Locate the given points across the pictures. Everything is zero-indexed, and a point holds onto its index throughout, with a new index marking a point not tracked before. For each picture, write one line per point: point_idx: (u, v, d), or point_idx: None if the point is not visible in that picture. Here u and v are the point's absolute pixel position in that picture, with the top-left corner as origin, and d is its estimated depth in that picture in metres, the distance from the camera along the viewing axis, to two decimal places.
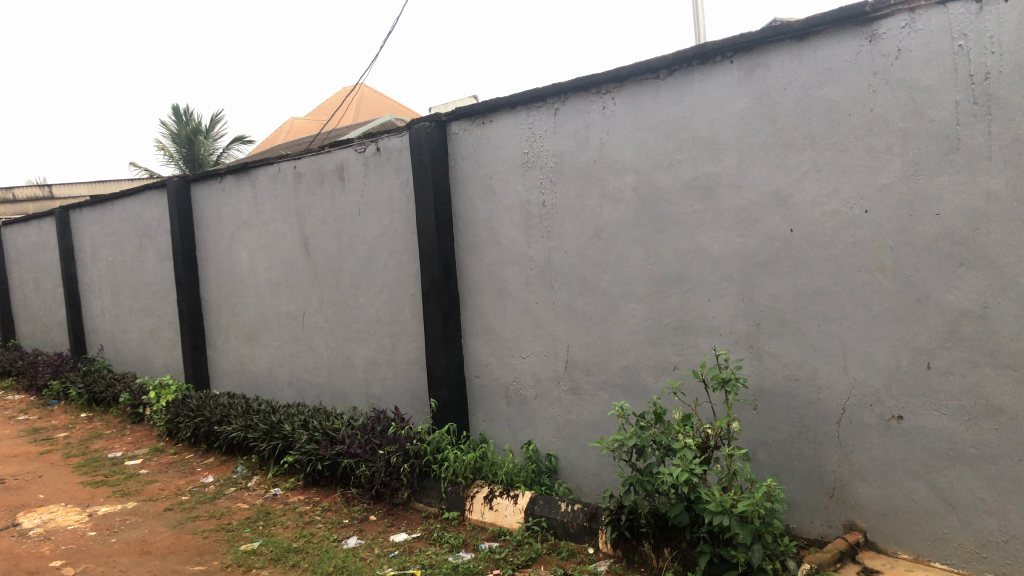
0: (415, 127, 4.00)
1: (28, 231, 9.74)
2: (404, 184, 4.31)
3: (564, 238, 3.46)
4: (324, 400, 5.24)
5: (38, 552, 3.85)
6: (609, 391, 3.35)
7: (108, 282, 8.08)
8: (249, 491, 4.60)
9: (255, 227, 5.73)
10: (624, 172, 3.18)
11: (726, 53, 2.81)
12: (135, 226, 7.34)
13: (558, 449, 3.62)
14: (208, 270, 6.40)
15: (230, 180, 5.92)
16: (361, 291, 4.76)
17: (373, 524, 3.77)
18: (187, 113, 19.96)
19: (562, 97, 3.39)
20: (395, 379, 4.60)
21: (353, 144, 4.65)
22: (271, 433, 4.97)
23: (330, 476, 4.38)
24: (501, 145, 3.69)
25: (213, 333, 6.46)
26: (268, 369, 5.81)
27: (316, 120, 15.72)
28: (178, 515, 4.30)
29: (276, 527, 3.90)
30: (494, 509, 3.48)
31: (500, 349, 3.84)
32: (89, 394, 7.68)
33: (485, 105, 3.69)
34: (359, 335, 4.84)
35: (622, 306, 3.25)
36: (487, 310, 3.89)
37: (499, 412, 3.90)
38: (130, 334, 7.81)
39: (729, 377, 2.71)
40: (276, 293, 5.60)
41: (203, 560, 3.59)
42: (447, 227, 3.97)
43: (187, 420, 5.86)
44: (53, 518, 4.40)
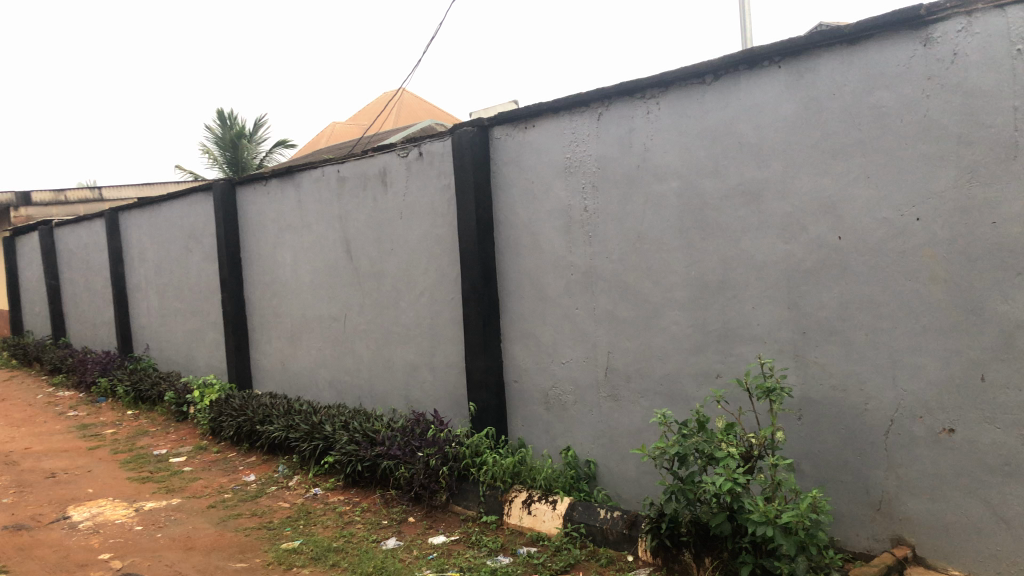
0: (457, 132, 4.02)
1: (79, 232, 9.99)
2: (446, 188, 4.33)
3: (606, 244, 3.45)
4: (364, 402, 5.29)
5: (87, 545, 3.94)
6: (650, 398, 3.33)
7: (155, 282, 8.25)
8: (290, 490, 4.66)
9: (298, 229, 5.80)
10: (668, 178, 3.17)
11: (773, 58, 2.78)
12: (182, 228, 7.49)
13: (598, 455, 3.61)
14: (251, 271, 6.49)
15: (275, 183, 6.01)
16: (402, 294, 4.80)
17: (412, 526, 3.79)
18: (233, 117, 20.32)
19: (606, 102, 3.39)
20: (434, 382, 4.62)
21: (396, 148, 4.69)
22: (312, 433, 5.03)
23: (369, 477, 4.41)
24: (543, 150, 3.70)
25: (256, 333, 6.55)
26: (310, 370, 5.87)
27: (358, 125, 15.88)
28: (221, 512, 4.37)
29: (317, 526, 3.94)
30: (532, 514, 3.47)
31: (539, 354, 3.84)
32: (136, 392, 7.85)
33: (529, 110, 3.70)
34: (399, 338, 4.87)
35: (664, 313, 3.23)
36: (527, 315, 3.89)
37: (538, 417, 3.90)
38: (176, 334, 7.96)
39: (775, 386, 2.67)
40: (319, 295, 5.67)
41: (245, 557, 3.63)
42: (489, 231, 3.98)
43: (230, 419, 5.95)
44: (101, 512, 4.50)
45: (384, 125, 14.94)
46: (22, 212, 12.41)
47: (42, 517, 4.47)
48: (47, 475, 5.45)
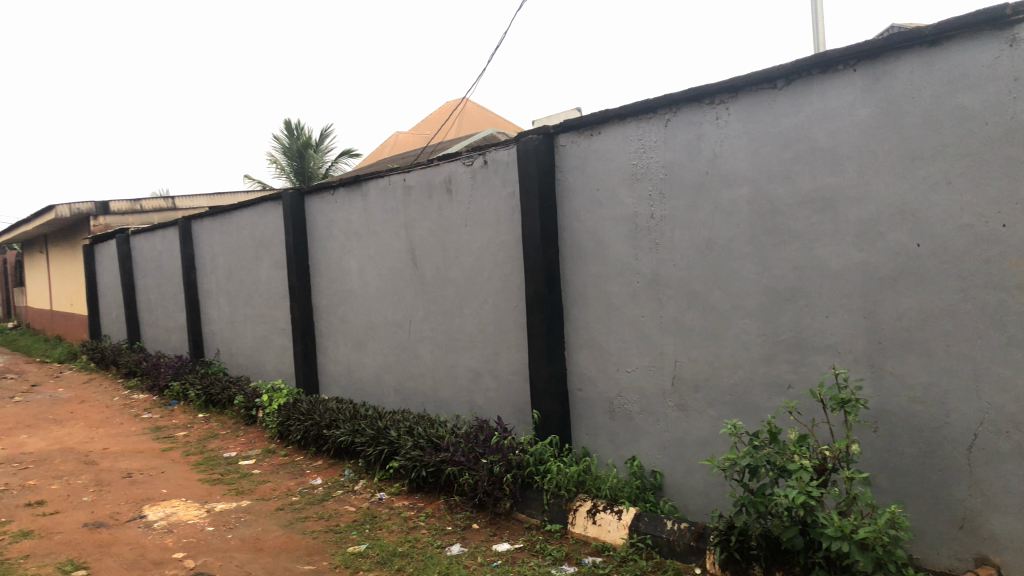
0: (522, 139, 4.03)
1: (154, 240, 10.33)
2: (511, 196, 4.34)
3: (673, 252, 3.41)
4: (428, 408, 5.33)
5: (162, 543, 4.05)
6: (718, 408, 3.28)
7: (226, 289, 8.47)
8: (356, 494, 4.72)
9: (364, 237, 5.89)
10: (738, 184, 3.12)
11: (848, 61, 2.72)
12: (252, 236, 7.67)
13: (663, 465, 3.57)
14: (319, 278, 6.62)
15: (343, 192, 6.11)
16: (466, 302, 4.83)
17: (476, 532, 3.81)
18: (300, 127, 20.80)
19: (674, 108, 3.35)
20: (497, 389, 4.63)
21: (461, 157, 4.72)
22: (377, 438, 5.09)
23: (434, 482, 4.44)
24: (609, 157, 3.68)
25: (323, 339, 6.67)
26: (375, 376, 5.95)
27: (420, 134, 16.07)
28: (289, 515, 4.45)
29: (382, 531, 3.99)
30: (597, 523, 3.45)
31: (604, 362, 3.82)
32: (207, 396, 8.07)
33: (595, 117, 3.69)
34: (463, 345, 4.90)
35: (733, 321, 3.18)
36: (592, 323, 3.87)
37: (602, 426, 3.87)
38: (245, 339, 8.16)
39: (849, 397, 2.59)
40: (384, 302, 5.74)
41: (313, 559, 3.69)
42: (553, 239, 3.98)
43: (297, 423, 6.06)
44: (175, 512, 4.64)
45: (447, 133, 15.11)
46: (101, 221, 12.92)
47: (119, 515, 4.62)
48: (124, 475, 5.64)
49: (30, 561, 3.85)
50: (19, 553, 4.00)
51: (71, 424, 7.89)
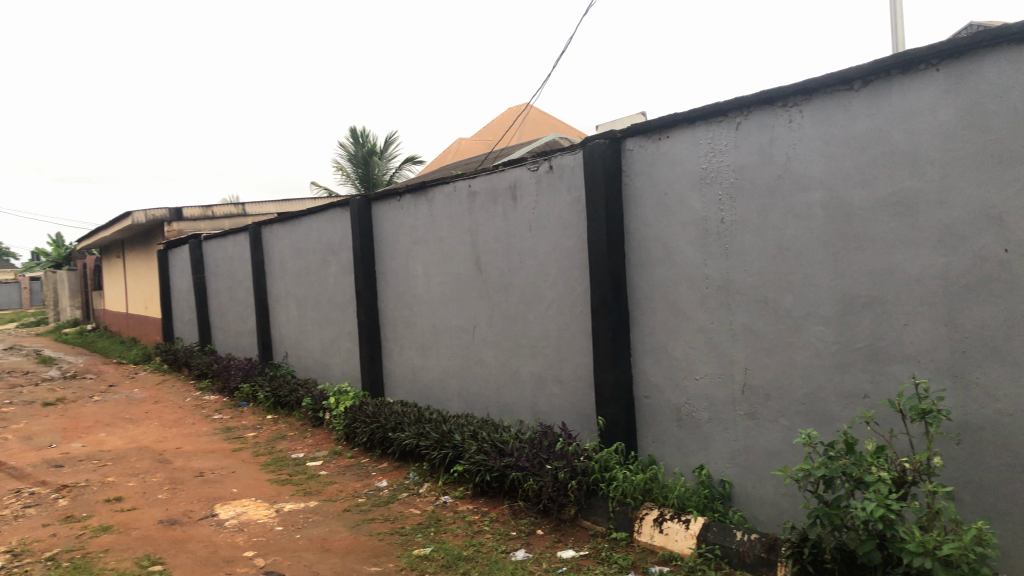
0: (589, 144, 4.01)
1: (225, 245, 10.62)
2: (577, 201, 4.33)
3: (744, 257, 3.35)
4: (491, 413, 5.35)
5: (233, 542, 4.15)
6: (790, 417, 3.20)
7: (294, 293, 8.65)
8: (421, 497, 4.76)
9: (429, 243, 5.94)
10: (812, 189, 3.05)
11: (931, 60, 2.63)
12: (320, 241, 7.82)
13: (733, 475, 3.50)
14: (385, 282, 6.70)
15: (409, 198, 6.18)
16: (530, 307, 4.83)
17: (540, 539, 3.80)
18: (365, 135, 21.16)
19: (744, 111, 3.30)
20: (561, 395, 4.62)
21: (527, 162, 4.72)
22: (442, 442, 5.12)
23: (498, 487, 4.45)
24: (678, 161, 3.64)
25: (388, 343, 6.75)
26: (440, 380, 5.99)
27: (483, 141, 16.18)
28: (356, 516, 4.51)
29: (447, 534, 4.01)
30: (664, 532, 3.40)
31: (671, 370, 3.77)
32: (275, 398, 8.25)
33: (664, 121, 3.65)
34: (527, 351, 4.90)
35: (807, 329, 3.11)
36: (659, 329, 3.83)
37: (670, 434, 3.82)
38: (312, 343, 8.32)
39: (930, 408, 2.50)
40: (449, 307, 5.78)
41: (379, 561, 3.73)
42: (619, 244, 3.95)
43: (363, 426, 6.14)
44: (245, 511, 4.74)
45: (511, 140, 15.17)
46: (175, 226, 13.34)
47: (193, 513, 4.75)
48: (196, 474, 5.79)
49: (109, 555, 3.99)
50: (99, 547, 4.14)
51: (146, 423, 8.14)
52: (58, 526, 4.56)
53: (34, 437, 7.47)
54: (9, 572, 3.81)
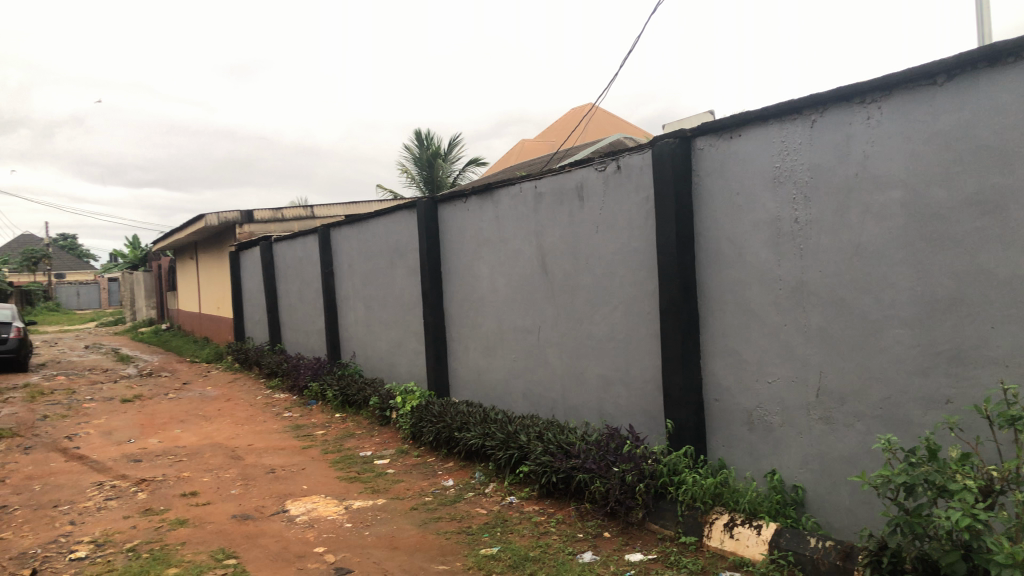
0: (658, 143, 3.97)
1: (294, 247, 10.85)
2: (645, 201, 4.29)
3: (819, 257, 3.27)
4: (557, 414, 5.34)
5: (304, 537, 4.24)
6: (867, 422, 3.12)
7: (362, 294, 8.78)
8: (487, 497, 4.78)
9: (495, 244, 5.97)
10: (892, 187, 2.96)
11: (1021, 53, 2.53)
12: (387, 243, 7.92)
13: (806, 480, 3.42)
14: (451, 283, 6.75)
15: (474, 199, 6.21)
16: (597, 308, 4.80)
17: (607, 541, 3.77)
18: (430, 137, 21.40)
19: (820, 108, 3.22)
20: (628, 397, 4.58)
21: (594, 162, 4.70)
22: (507, 443, 5.14)
23: (564, 489, 4.43)
24: (750, 160, 3.57)
25: (454, 344, 6.80)
26: (505, 380, 6.01)
27: (547, 141, 16.20)
28: (423, 515, 4.55)
29: (514, 534, 4.02)
30: (735, 537, 3.34)
31: (743, 372, 3.71)
32: (343, 397, 8.39)
33: (736, 119, 3.59)
34: (593, 352, 4.88)
35: (885, 331, 3.02)
36: (729, 331, 3.77)
37: (740, 437, 3.76)
38: (379, 343, 8.43)
39: (1020, 415, 2.39)
40: (514, 308, 5.80)
41: (447, 560, 3.76)
42: (689, 245, 3.91)
43: (429, 425, 6.19)
44: (316, 507, 4.84)
45: (575, 140, 15.15)
46: (246, 228, 13.69)
47: (265, 509, 4.87)
48: (268, 471, 5.93)
49: (186, 548, 4.11)
50: (176, 540, 4.27)
51: (220, 420, 8.37)
52: (138, 518, 4.72)
53: (114, 433, 7.75)
54: (92, 561, 3.96)
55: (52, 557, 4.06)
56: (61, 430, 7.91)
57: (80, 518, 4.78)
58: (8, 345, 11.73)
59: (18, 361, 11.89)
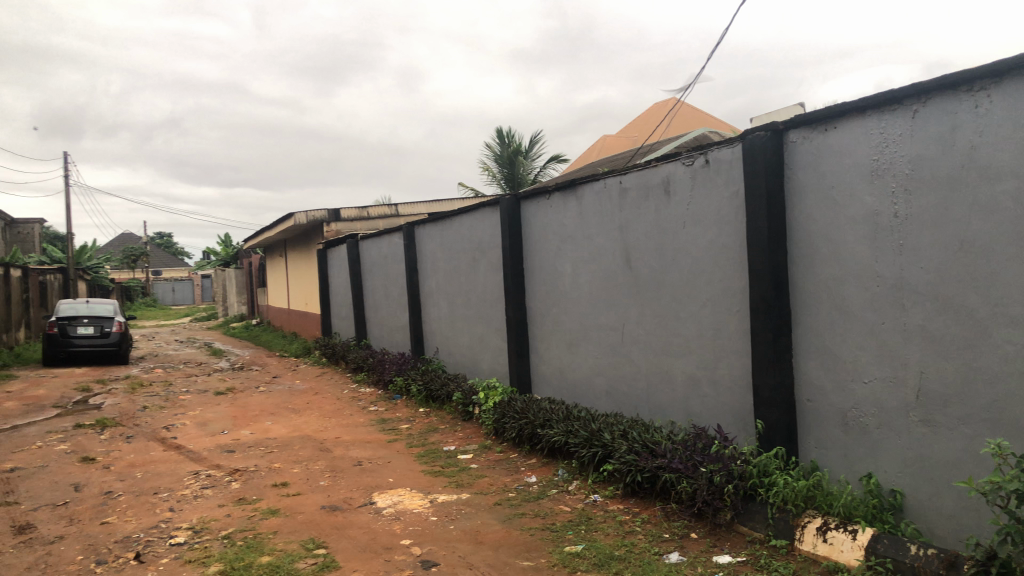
0: (749, 137, 3.88)
1: (380, 245, 11.04)
2: (734, 196, 4.20)
3: (920, 253, 3.13)
4: (641, 413, 5.28)
5: (391, 529, 4.31)
6: (972, 426, 2.98)
7: (445, 291, 8.87)
8: (570, 494, 4.76)
9: (578, 240, 5.94)
10: (1001, 179, 2.81)
11: None
12: (470, 240, 7.98)
13: (905, 484, 3.29)
14: (533, 280, 6.75)
15: (558, 196, 6.20)
16: (683, 306, 4.73)
17: (695, 542, 3.71)
18: (511, 135, 21.50)
19: (923, 98, 3.09)
20: (715, 396, 4.50)
21: (681, 157, 4.63)
22: (591, 440, 5.10)
23: (649, 488, 4.38)
24: (846, 153, 3.45)
25: (536, 340, 6.80)
26: (588, 378, 5.97)
27: (628, 137, 16.07)
28: (507, 510, 4.57)
29: (598, 533, 3.99)
30: (828, 542, 3.23)
31: (838, 372, 3.59)
32: (427, 392, 8.50)
33: (830, 110, 3.48)
34: (679, 350, 4.81)
35: (992, 331, 2.88)
36: (823, 329, 3.65)
37: (834, 439, 3.64)
38: (462, 339, 8.50)
39: None
40: (597, 305, 5.76)
41: (531, 556, 3.76)
42: (780, 242, 3.81)
43: (513, 421, 6.21)
44: (402, 500, 4.91)
45: (658, 136, 14.97)
46: (333, 227, 14.01)
47: (353, 500, 4.97)
48: (355, 463, 6.05)
49: (278, 537, 4.23)
50: (268, 529, 4.40)
51: (308, 413, 8.59)
52: (232, 507, 4.89)
53: (209, 424, 8.05)
54: (191, 546, 4.12)
55: (154, 541, 4.24)
56: (160, 420, 8.26)
57: (179, 505, 4.98)
58: (111, 339, 12.30)
59: (120, 353, 12.47)
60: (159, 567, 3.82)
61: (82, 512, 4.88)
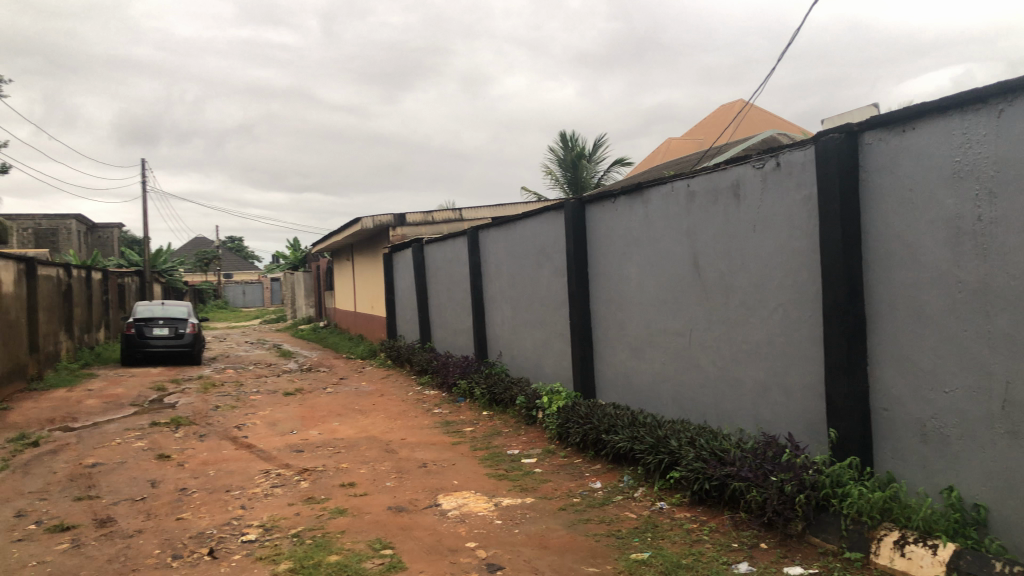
0: (824, 140, 3.79)
1: (444, 250, 11.13)
2: (806, 199, 4.10)
3: (1006, 258, 3.01)
4: (709, 420, 5.21)
5: (456, 532, 4.33)
6: None
7: (509, 295, 8.90)
8: (635, 501, 4.71)
9: (644, 244, 5.89)
10: None
11: None
12: (534, 244, 7.98)
13: (989, 499, 3.16)
14: (598, 284, 6.72)
15: (623, 199, 6.15)
16: (753, 311, 4.64)
17: (765, 553, 3.63)
18: (575, 139, 21.48)
19: (1009, 97, 2.97)
20: (786, 403, 4.41)
21: (752, 160, 4.55)
22: (657, 447, 5.05)
23: (717, 497, 4.31)
24: (926, 155, 3.35)
25: (601, 345, 6.77)
26: (654, 383, 5.91)
27: (694, 139, 15.90)
28: (571, 516, 4.55)
29: (665, 541, 3.94)
30: (906, 556, 3.12)
31: (915, 381, 3.48)
32: (491, 395, 8.53)
33: (909, 111, 3.38)
34: (748, 357, 4.73)
35: None
36: (900, 336, 3.54)
37: (912, 450, 3.52)
38: (526, 343, 8.51)
39: None
40: (664, 310, 5.70)
41: (597, 562, 3.74)
42: (855, 246, 3.71)
43: (577, 426, 6.19)
44: (467, 503, 4.94)
45: (725, 138, 14.77)
46: (399, 231, 14.22)
47: (418, 502, 5.01)
48: (420, 465, 6.11)
49: (346, 537, 4.29)
50: (337, 528, 4.47)
51: (374, 415, 8.71)
52: (302, 506, 4.99)
53: (278, 423, 8.23)
54: (262, 544, 4.21)
55: (226, 538, 4.35)
56: (231, 420, 8.47)
57: (250, 503, 5.10)
58: (185, 340, 12.67)
59: (193, 354, 12.83)
60: (231, 564, 3.91)
61: (158, 507, 5.04)
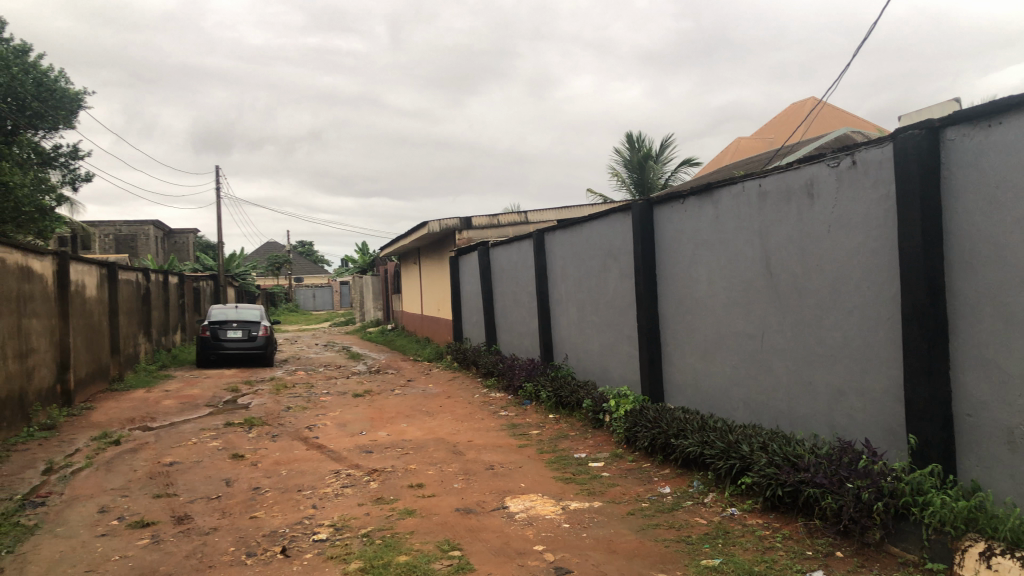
0: (904, 137, 3.67)
1: (510, 253, 11.17)
2: (883, 198, 3.98)
3: None
4: (781, 425, 5.09)
5: (524, 534, 4.33)
6: None
7: (575, 298, 8.87)
8: (706, 506, 4.63)
9: (714, 245, 5.79)
10: None
11: None
12: (601, 247, 7.94)
13: None
14: (666, 286, 6.64)
15: (692, 200, 6.07)
16: (828, 312, 4.52)
17: (841, 561, 3.53)
18: (641, 140, 21.31)
19: None
20: (863, 407, 4.28)
21: (826, 158, 4.43)
22: (728, 452, 4.96)
23: (791, 503, 4.20)
24: (1013, 150, 3.21)
25: (669, 349, 6.69)
26: (724, 387, 5.82)
27: (763, 138, 15.60)
28: (640, 520, 4.50)
29: (737, 547, 3.86)
30: (993, 568, 3.00)
31: (1002, 385, 3.33)
32: (557, 398, 8.51)
33: (996, 105, 3.24)
34: (823, 360, 4.61)
35: None
36: (986, 340, 3.40)
37: (1000, 458, 3.37)
38: (592, 345, 8.47)
39: None
40: (734, 313, 5.60)
41: (666, 568, 3.69)
42: (936, 245, 3.58)
43: (645, 431, 6.12)
44: (534, 505, 4.94)
45: (795, 137, 14.46)
46: (465, 235, 14.33)
47: (486, 504, 5.04)
48: (487, 467, 6.14)
49: (414, 537, 4.33)
50: (405, 529, 4.52)
51: (442, 417, 8.78)
52: (371, 506, 5.06)
53: (348, 425, 8.36)
54: (332, 543, 4.28)
55: (298, 537, 4.44)
56: (302, 420, 8.64)
57: (321, 503, 5.20)
58: (258, 343, 12.98)
59: (265, 356, 13.14)
60: (303, 562, 3.99)
61: (233, 505, 5.18)
